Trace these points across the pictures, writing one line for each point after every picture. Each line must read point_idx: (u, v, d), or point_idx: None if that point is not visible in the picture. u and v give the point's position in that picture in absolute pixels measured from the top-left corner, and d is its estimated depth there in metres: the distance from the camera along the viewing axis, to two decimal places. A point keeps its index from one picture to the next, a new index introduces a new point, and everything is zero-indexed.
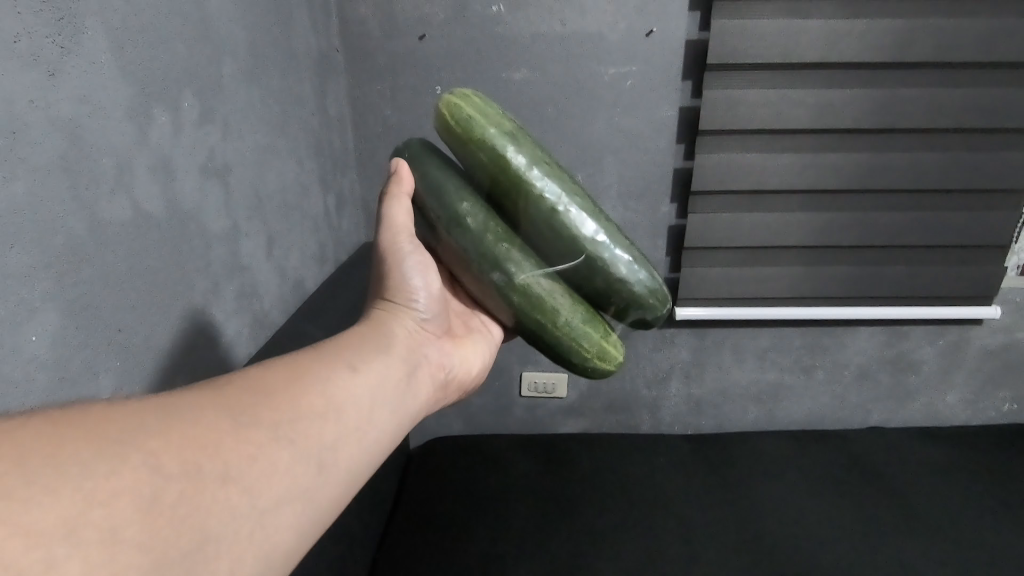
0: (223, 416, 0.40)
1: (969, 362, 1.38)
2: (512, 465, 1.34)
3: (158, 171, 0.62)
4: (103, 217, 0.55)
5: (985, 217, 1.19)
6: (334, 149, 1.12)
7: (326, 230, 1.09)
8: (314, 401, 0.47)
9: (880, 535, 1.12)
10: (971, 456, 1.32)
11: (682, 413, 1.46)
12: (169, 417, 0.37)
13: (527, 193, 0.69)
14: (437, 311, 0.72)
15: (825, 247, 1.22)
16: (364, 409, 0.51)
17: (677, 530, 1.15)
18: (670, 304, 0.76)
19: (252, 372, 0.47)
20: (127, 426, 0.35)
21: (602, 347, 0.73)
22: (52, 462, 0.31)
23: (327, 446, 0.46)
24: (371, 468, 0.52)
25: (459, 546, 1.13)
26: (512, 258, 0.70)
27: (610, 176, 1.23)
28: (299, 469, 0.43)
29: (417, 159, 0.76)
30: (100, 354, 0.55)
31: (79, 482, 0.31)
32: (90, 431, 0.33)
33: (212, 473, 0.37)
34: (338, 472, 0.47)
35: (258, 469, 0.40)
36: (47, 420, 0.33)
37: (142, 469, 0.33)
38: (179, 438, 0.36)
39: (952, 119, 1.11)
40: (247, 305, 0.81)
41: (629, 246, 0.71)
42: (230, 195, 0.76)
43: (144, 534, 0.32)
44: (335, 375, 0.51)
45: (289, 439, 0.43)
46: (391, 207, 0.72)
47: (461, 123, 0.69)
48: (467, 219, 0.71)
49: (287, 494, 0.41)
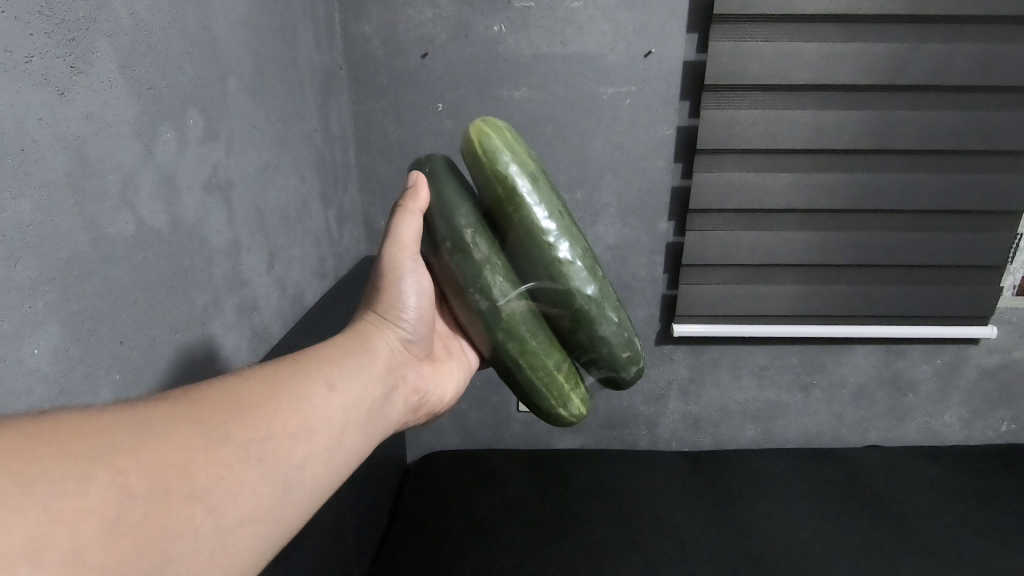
0: (194, 433, 0.41)
1: (967, 381, 1.39)
2: (509, 479, 1.34)
3: (163, 186, 0.63)
4: (107, 232, 0.55)
5: (980, 237, 1.20)
6: (336, 165, 1.14)
7: (326, 245, 1.09)
8: (287, 420, 0.48)
9: (880, 555, 1.11)
10: (970, 476, 1.31)
11: (680, 430, 1.46)
12: (139, 433, 0.38)
13: (535, 236, 0.69)
14: (422, 334, 0.74)
15: (822, 265, 1.23)
16: (332, 431, 0.53)
17: (676, 548, 1.14)
18: (643, 369, 0.79)
19: (228, 386, 0.48)
20: (99, 443, 0.36)
21: (568, 400, 0.76)
22: (21, 478, 0.32)
23: (293, 467, 0.47)
24: (334, 488, 0.53)
25: (454, 559, 1.13)
26: (506, 296, 0.71)
27: (609, 194, 1.24)
28: (264, 489, 0.44)
29: (435, 178, 0.75)
30: (101, 366, 0.55)
31: (46, 500, 0.32)
32: (60, 446, 0.34)
33: (178, 493, 0.38)
34: (303, 493, 0.48)
35: (224, 489, 0.41)
36: (21, 434, 0.33)
37: (109, 488, 0.34)
38: (149, 456, 0.38)
39: (947, 141, 1.12)
40: (247, 317, 0.81)
41: (617, 310, 0.74)
42: (233, 210, 0.77)
43: (106, 554, 0.33)
44: (311, 394, 0.52)
45: (257, 458, 0.44)
46: (401, 224, 0.71)
47: (488, 154, 0.69)
48: (472, 249, 0.70)
49: (250, 515, 0.42)
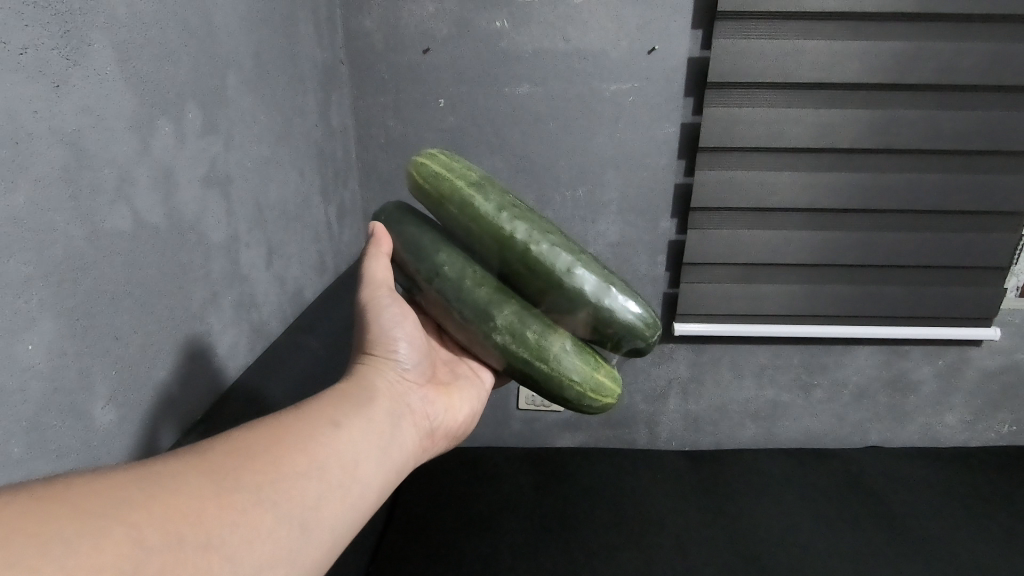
0: (204, 482, 0.42)
1: (968, 383, 1.38)
2: (509, 477, 1.34)
3: (160, 181, 0.62)
4: (103, 226, 0.55)
5: (984, 238, 1.19)
6: (336, 161, 1.13)
7: (326, 241, 1.09)
8: (297, 460, 0.48)
9: (878, 557, 1.11)
10: (970, 478, 1.31)
11: (680, 430, 1.45)
12: (150, 487, 0.40)
13: (498, 236, 0.73)
14: (417, 360, 0.72)
15: (824, 265, 1.22)
16: (347, 464, 0.52)
17: (674, 548, 1.14)
18: (659, 327, 0.75)
19: (234, 435, 0.48)
20: (110, 500, 0.37)
21: (594, 380, 0.73)
22: (36, 539, 0.33)
23: (310, 506, 0.47)
24: (358, 522, 0.52)
25: (454, 555, 1.13)
26: (492, 301, 0.74)
27: (610, 191, 1.23)
28: (281, 532, 0.44)
29: (396, 219, 0.82)
30: (97, 362, 0.55)
31: (60, 560, 0.33)
32: (74, 506, 0.36)
33: (192, 544, 0.38)
34: (323, 534, 0.48)
35: (238, 536, 0.41)
36: (34, 498, 0.35)
37: (121, 544, 0.35)
38: (161, 510, 0.38)
39: (951, 141, 1.11)
40: (245, 314, 0.81)
41: (607, 275, 0.73)
42: (231, 205, 0.76)
43: None
44: (320, 432, 0.52)
45: (271, 502, 0.44)
46: (370, 264, 0.76)
47: (430, 182, 0.77)
48: (444, 268, 0.76)
49: (269, 558, 0.42)
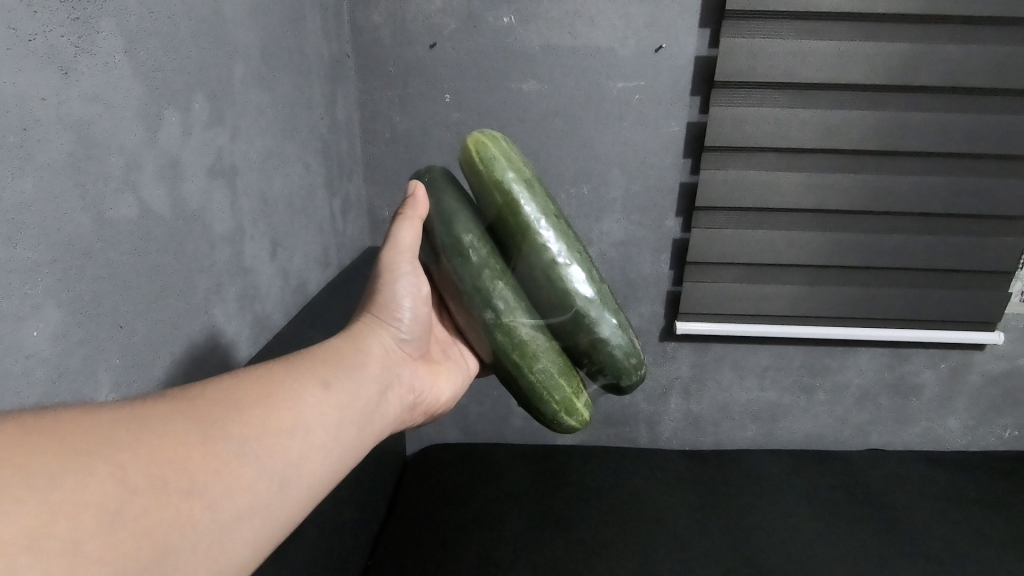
0: (192, 427, 0.42)
1: (971, 387, 1.37)
2: (507, 473, 1.34)
3: (167, 171, 0.62)
4: (110, 214, 0.55)
5: (990, 242, 1.19)
6: (342, 155, 1.13)
7: (330, 234, 1.09)
8: (283, 417, 0.49)
9: (876, 560, 1.11)
10: (971, 483, 1.30)
11: (681, 429, 1.45)
12: (139, 426, 0.39)
13: (531, 241, 0.72)
14: (415, 333, 0.74)
15: (828, 266, 1.22)
16: (330, 428, 0.53)
17: (672, 546, 1.14)
18: (644, 372, 0.78)
19: (226, 382, 0.48)
20: (99, 436, 0.37)
21: (569, 405, 0.75)
22: (22, 470, 0.32)
23: (291, 464, 0.48)
24: (332, 484, 0.53)
25: (451, 549, 1.13)
26: (504, 298, 0.73)
27: (615, 190, 1.23)
28: (262, 486, 0.44)
29: (434, 184, 0.77)
30: (102, 349, 0.55)
31: (45, 492, 0.32)
32: (60, 438, 0.35)
33: (176, 488, 0.38)
34: (300, 491, 0.49)
35: (221, 484, 0.41)
36: (22, 426, 0.34)
37: (108, 481, 0.35)
38: (148, 452, 0.38)
39: (960, 144, 1.11)
40: (249, 305, 0.81)
41: (616, 311, 0.75)
42: (237, 197, 0.76)
43: (104, 546, 0.33)
44: (308, 391, 0.53)
45: (255, 455, 0.45)
46: (399, 228, 0.73)
47: (484, 160, 0.74)
48: (469, 252, 0.73)
49: (247, 510, 0.43)
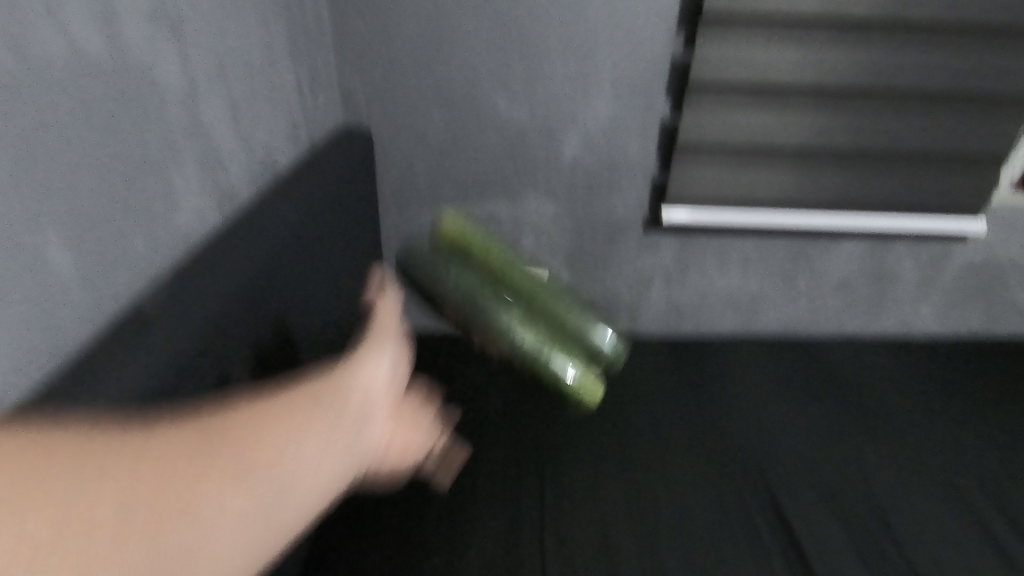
0: (202, 436, 0.43)
1: (947, 275, 1.40)
2: (485, 351, 1.30)
3: (98, 9, 0.57)
4: (35, 50, 0.50)
5: (986, 127, 1.16)
6: (306, 20, 1.04)
7: (299, 108, 1.02)
8: (299, 421, 0.49)
9: (846, 433, 1.12)
10: (942, 366, 1.32)
11: (662, 319, 1.47)
12: (153, 435, 0.41)
13: None
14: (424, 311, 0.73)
15: (821, 152, 1.19)
16: (348, 422, 0.53)
17: (648, 419, 1.13)
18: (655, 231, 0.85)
19: (247, 394, 0.49)
20: (109, 446, 0.39)
21: (536, 554, 0.88)
22: (27, 475, 0.35)
23: (311, 462, 0.48)
24: (356, 468, 0.55)
25: (427, 420, 1.10)
26: None
27: (601, 65, 1.17)
28: (280, 483, 0.45)
29: None
30: (47, 200, 0.52)
31: (48, 490, 0.35)
32: (70, 445, 0.38)
33: (189, 514, 0.40)
34: (325, 477, 0.50)
35: (234, 486, 0.43)
36: (34, 443, 0.37)
37: (114, 492, 0.37)
38: (157, 466, 0.40)
39: (968, 12, 1.05)
40: (212, 174, 0.76)
41: None
42: (187, 50, 0.70)
43: (110, 544, 0.36)
44: (325, 396, 0.53)
45: (272, 456, 0.45)
46: None
47: None
48: None
49: (265, 501, 0.44)
